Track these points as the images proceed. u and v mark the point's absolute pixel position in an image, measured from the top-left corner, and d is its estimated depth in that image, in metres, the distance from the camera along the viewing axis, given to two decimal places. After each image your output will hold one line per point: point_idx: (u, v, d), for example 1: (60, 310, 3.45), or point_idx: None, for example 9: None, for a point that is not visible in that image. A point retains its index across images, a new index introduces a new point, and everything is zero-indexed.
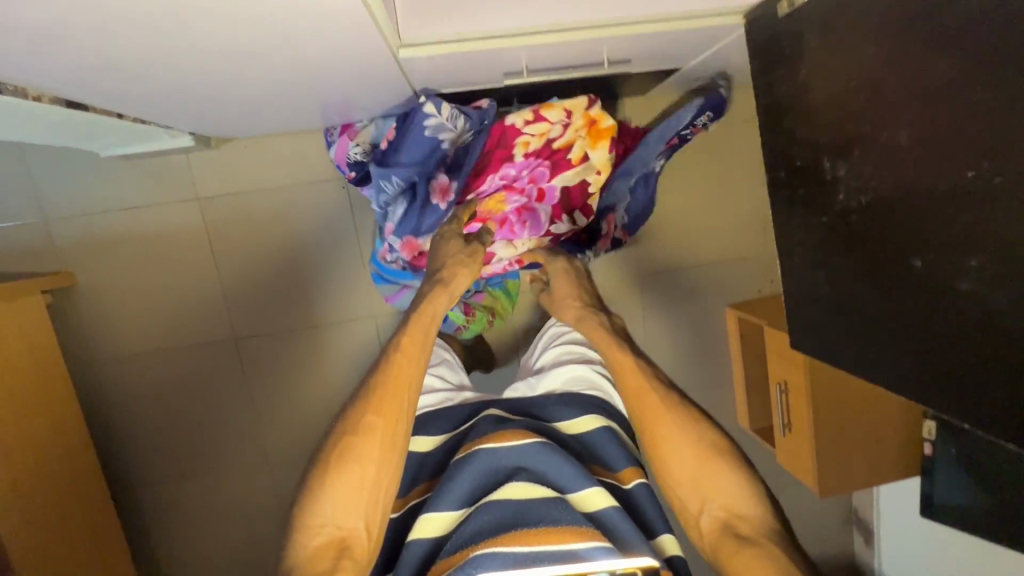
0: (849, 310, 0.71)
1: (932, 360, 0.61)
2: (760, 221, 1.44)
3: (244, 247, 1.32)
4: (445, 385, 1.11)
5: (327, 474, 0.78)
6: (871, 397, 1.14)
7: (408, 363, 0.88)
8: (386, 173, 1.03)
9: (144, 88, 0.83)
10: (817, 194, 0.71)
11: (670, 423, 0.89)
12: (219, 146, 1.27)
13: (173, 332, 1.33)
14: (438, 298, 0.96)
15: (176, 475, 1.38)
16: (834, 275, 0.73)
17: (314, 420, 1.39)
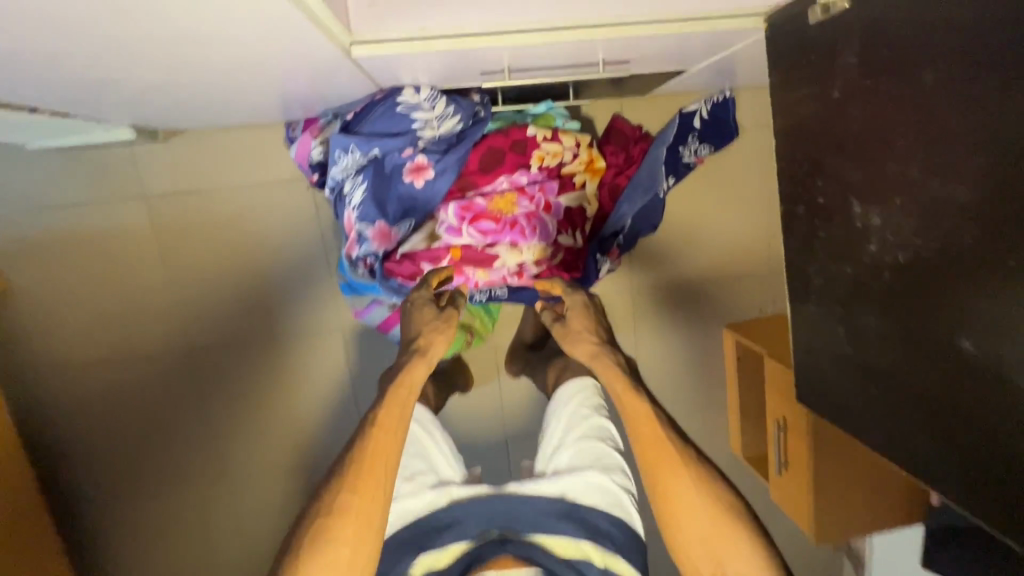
0: (875, 376, 0.61)
1: (975, 456, 0.51)
2: (764, 236, 1.33)
3: (198, 251, 1.19)
4: (430, 483, 0.94)
5: (296, 565, 0.70)
6: (870, 449, 1.06)
7: (388, 442, 0.79)
8: (341, 145, 0.90)
9: (54, 84, 0.70)
10: (843, 240, 0.61)
11: (688, 484, 0.81)
12: (167, 138, 1.14)
13: (120, 343, 1.21)
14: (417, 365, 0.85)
15: (126, 496, 1.28)
16: (859, 334, 0.62)
17: (276, 440, 1.29)
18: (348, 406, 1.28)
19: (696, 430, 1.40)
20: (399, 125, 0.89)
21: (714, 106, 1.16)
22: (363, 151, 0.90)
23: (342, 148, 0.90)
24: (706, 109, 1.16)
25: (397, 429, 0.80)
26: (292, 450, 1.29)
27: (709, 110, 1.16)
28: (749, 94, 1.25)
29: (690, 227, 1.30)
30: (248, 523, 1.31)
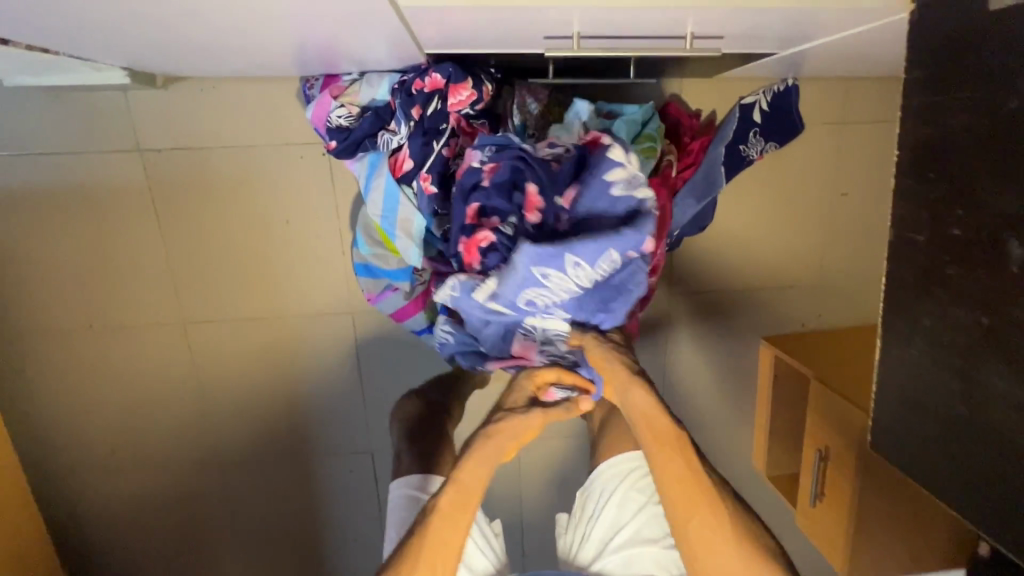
0: (1001, 445, 0.52)
1: None
2: (819, 245, 1.21)
3: (197, 215, 1.07)
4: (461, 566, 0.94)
5: None
6: (918, 493, 0.97)
7: (452, 528, 0.80)
8: (540, 266, 0.70)
9: None
10: (982, 284, 0.50)
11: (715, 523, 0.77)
12: (166, 85, 1.00)
13: (106, 310, 1.11)
14: (483, 455, 0.81)
15: (110, 472, 1.19)
16: (988, 397, 0.52)
17: (276, 423, 1.20)
18: (354, 394, 1.20)
19: (718, 445, 1.32)
20: (605, 220, 0.75)
21: (775, 96, 0.99)
22: (579, 267, 0.71)
23: (541, 272, 0.71)
24: (765, 99, 0.99)
25: (474, 479, 0.82)
26: (291, 436, 1.21)
27: (769, 102, 0.99)
28: (821, 85, 1.11)
29: (740, 229, 1.18)
30: (242, 507, 1.24)
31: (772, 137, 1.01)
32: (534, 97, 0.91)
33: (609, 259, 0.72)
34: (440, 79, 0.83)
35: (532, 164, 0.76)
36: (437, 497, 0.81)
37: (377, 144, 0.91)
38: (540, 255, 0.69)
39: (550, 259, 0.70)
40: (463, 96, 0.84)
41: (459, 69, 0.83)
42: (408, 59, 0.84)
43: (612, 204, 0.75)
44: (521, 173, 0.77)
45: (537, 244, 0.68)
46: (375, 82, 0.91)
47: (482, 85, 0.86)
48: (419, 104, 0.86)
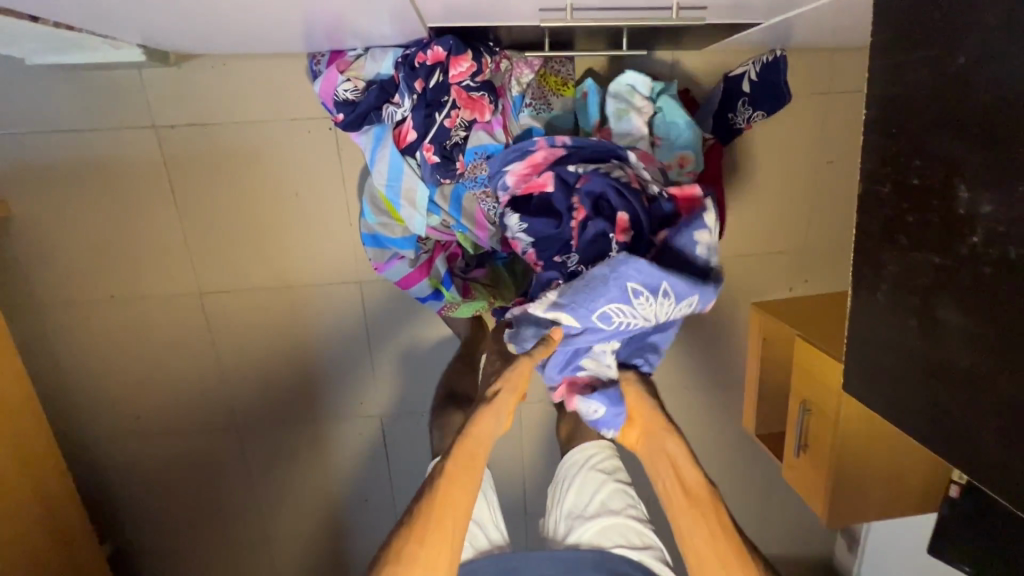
0: (950, 375, 0.58)
1: None
2: (806, 213, 1.26)
3: (210, 188, 1.12)
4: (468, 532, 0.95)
5: None
6: (896, 441, 1.04)
7: (457, 490, 0.76)
8: (632, 286, 0.75)
9: None
10: (936, 226, 0.55)
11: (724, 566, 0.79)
12: (178, 62, 1.04)
13: (125, 280, 1.16)
14: (486, 416, 0.78)
15: (132, 436, 1.26)
16: (940, 332, 0.58)
17: (289, 388, 1.27)
18: (362, 360, 1.26)
19: (710, 406, 1.39)
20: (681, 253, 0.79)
21: (763, 68, 1.06)
22: (658, 300, 0.76)
23: (633, 292, 0.75)
24: (754, 70, 1.07)
25: (483, 442, 0.78)
26: (303, 401, 1.28)
27: (758, 72, 1.07)
28: (808, 57, 1.16)
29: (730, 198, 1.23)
30: (258, 468, 1.31)
31: (760, 106, 1.08)
32: (528, 68, 0.97)
33: (682, 300, 0.77)
34: (442, 52, 0.87)
35: (629, 195, 0.82)
36: (442, 462, 0.77)
37: (383, 117, 0.96)
38: (637, 277, 0.74)
39: (640, 283, 0.75)
40: (463, 67, 0.89)
41: (459, 41, 0.87)
42: (411, 35, 0.89)
43: (691, 257, 0.79)
44: (609, 201, 0.84)
45: (649, 260, 0.73)
46: (379, 57, 0.95)
47: (481, 58, 0.90)
48: (421, 77, 0.90)
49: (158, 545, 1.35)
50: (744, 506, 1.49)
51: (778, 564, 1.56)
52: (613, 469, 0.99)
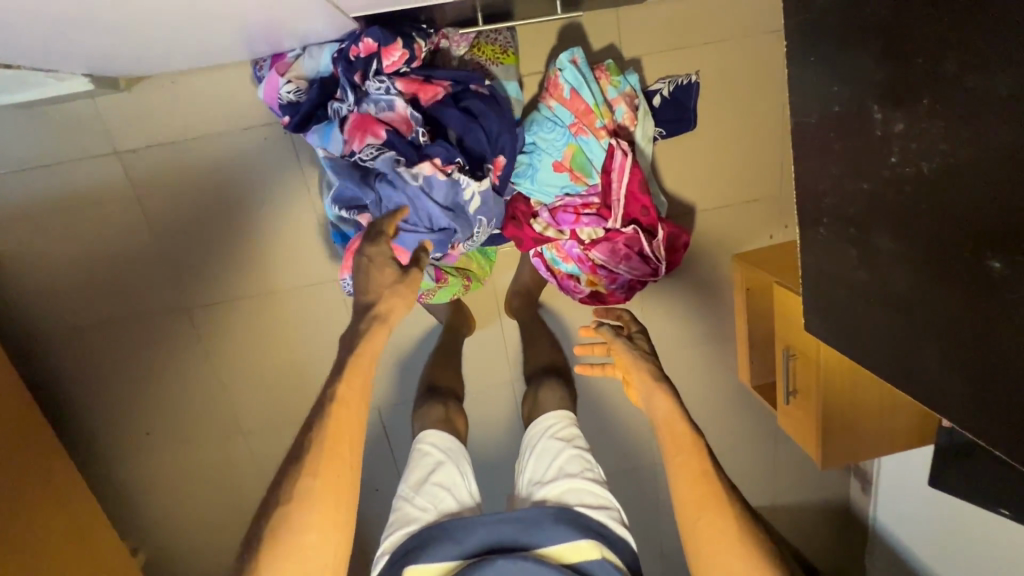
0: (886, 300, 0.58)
1: (981, 381, 0.49)
2: (777, 157, 1.23)
3: (180, 206, 1.15)
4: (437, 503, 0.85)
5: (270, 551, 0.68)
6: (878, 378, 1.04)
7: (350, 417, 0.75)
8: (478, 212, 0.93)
9: None
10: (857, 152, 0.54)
11: (704, 493, 0.77)
12: (129, 86, 1.06)
13: (115, 304, 1.20)
14: (377, 334, 0.80)
15: (146, 451, 1.32)
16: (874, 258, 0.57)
17: (287, 390, 1.30)
18: None
19: (704, 364, 1.37)
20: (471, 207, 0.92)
21: (676, 88, 1.11)
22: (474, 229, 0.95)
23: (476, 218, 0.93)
24: (668, 89, 1.11)
25: (371, 360, 0.78)
26: (302, 401, 1.31)
27: (671, 92, 1.11)
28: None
29: (698, 150, 1.20)
30: (270, 468, 1.36)
31: (663, 124, 1.12)
32: (462, 41, 0.97)
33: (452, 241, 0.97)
34: (373, 44, 0.87)
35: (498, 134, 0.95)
36: (334, 387, 0.75)
37: (328, 116, 0.96)
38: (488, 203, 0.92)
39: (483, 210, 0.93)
40: (396, 56, 0.89)
41: (387, 30, 0.87)
42: (346, 27, 0.90)
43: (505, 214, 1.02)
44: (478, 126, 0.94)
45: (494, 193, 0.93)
46: (317, 54, 0.96)
47: (413, 43, 0.89)
48: (360, 70, 0.90)
49: (190, 552, 1.41)
50: (753, 458, 1.48)
51: (796, 511, 1.55)
52: (572, 437, 0.92)
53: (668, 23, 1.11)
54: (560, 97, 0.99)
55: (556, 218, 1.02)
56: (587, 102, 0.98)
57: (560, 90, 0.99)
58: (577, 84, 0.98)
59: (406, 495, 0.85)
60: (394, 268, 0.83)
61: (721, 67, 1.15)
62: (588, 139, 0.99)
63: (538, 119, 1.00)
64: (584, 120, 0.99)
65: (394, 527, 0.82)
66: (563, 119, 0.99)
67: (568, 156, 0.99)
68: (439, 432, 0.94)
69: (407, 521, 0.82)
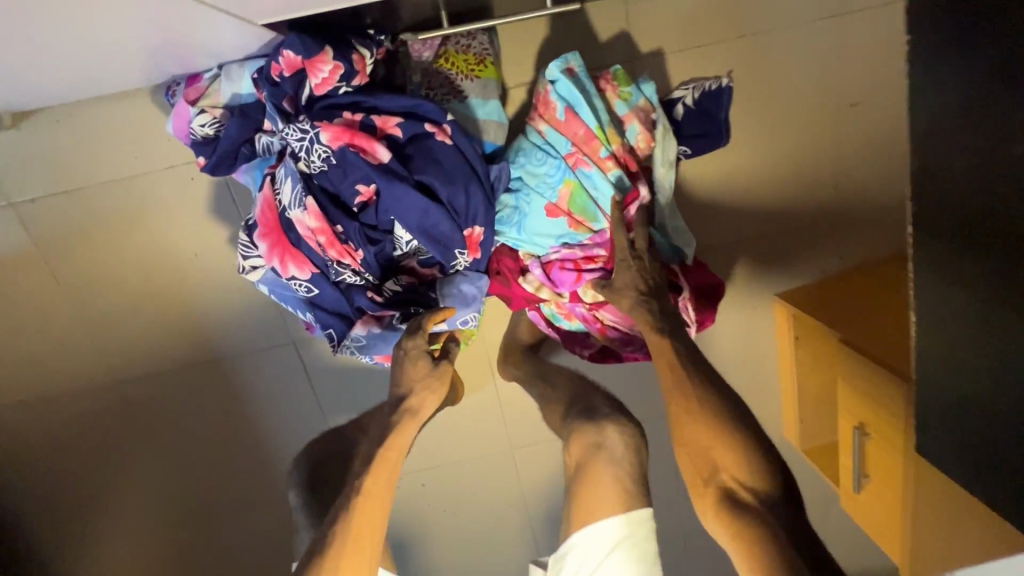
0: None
1: None
2: (828, 172, 0.99)
3: (94, 266, 0.94)
4: None
5: None
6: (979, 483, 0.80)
7: (377, 512, 0.71)
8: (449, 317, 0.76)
9: None
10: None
11: (689, 409, 0.69)
12: (18, 124, 0.86)
13: (26, 383, 1.00)
14: (408, 428, 0.76)
15: (73, 557, 1.09)
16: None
17: (239, 477, 1.08)
18: (318, 430, 1.07)
19: None
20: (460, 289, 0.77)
21: (703, 95, 0.86)
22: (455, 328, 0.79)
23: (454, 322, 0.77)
24: (692, 97, 0.86)
25: (401, 454, 0.75)
26: (259, 487, 1.09)
27: (696, 100, 0.86)
28: None
29: (729, 169, 0.97)
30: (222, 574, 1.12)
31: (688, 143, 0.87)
32: (426, 50, 0.75)
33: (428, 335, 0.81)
34: (295, 57, 0.65)
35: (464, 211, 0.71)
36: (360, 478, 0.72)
37: (257, 152, 0.76)
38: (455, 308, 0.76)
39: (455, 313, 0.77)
40: (325, 72, 0.66)
41: (313, 40, 0.65)
42: (266, 36, 0.68)
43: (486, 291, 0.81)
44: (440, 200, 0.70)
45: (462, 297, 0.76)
46: (236, 75, 0.74)
47: (351, 55, 0.67)
48: (290, 93, 0.69)
49: None
50: None
51: None
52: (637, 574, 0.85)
53: (690, 14, 0.88)
54: (553, 119, 0.77)
55: (551, 276, 0.81)
56: (587, 124, 0.75)
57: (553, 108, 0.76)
58: (573, 101, 0.75)
59: None
60: (426, 361, 0.76)
61: (755, 64, 0.92)
62: (589, 171, 0.76)
63: (524, 147, 0.79)
64: (584, 147, 0.76)
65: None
66: (557, 146, 0.77)
67: (566, 194, 0.77)
68: None
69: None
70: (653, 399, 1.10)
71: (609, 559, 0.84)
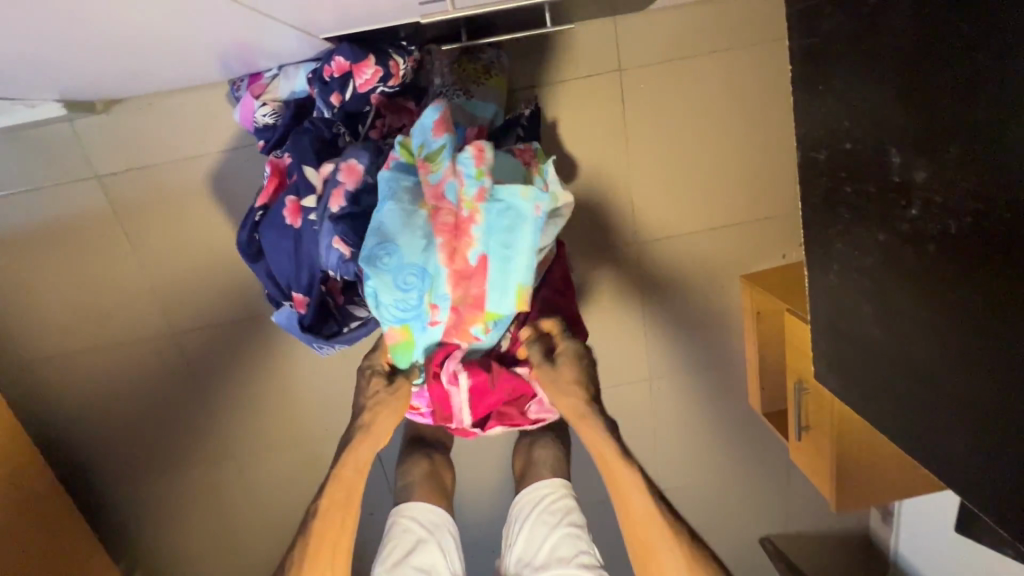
0: (921, 373, 0.49)
1: (1001, 472, 0.44)
2: (788, 172, 1.14)
3: (160, 231, 1.12)
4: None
5: None
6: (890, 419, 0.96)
7: (337, 527, 0.81)
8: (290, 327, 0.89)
9: None
10: (852, 195, 0.50)
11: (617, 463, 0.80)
12: (107, 109, 1.03)
13: (98, 328, 1.18)
14: (362, 444, 0.82)
15: (134, 477, 1.29)
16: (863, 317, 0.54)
17: (275, 417, 1.27)
18: (343, 379, 1.25)
19: (713, 391, 1.30)
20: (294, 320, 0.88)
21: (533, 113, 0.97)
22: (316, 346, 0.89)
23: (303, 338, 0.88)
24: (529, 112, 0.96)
25: (351, 472, 0.82)
26: (292, 425, 1.28)
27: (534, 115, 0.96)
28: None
29: (703, 166, 1.12)
30: (260, 495, 1.34)
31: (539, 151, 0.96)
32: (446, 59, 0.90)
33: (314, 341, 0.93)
34: (345, 62, 0.82)
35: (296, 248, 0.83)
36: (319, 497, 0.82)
37: None
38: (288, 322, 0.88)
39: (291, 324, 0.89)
40: (368, 74, 0.83)
41: (358, 48, 0.81)
42: (320, 46, 0.85)
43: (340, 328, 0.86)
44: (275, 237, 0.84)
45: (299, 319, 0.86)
46: (292, 75, 0.91)
47: (389, 60, 0.84)
48: (336, 90, 0.85)
49: None
50: (763, 489, 1.40)
51: (811, 545, 1.47)
52: (567, 511, 0.86)
53: (670, 31, 1.04)
54: (462, 261, 0.75)
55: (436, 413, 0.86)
56: (480, 288, 0.76)
57: (472, 251, 0.75)
58: (485, 251, 0.75)
59: None
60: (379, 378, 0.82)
61: (728, 77, 1.07)
62: (435, 332, 0.79)
63: (393, 264, 0.72)
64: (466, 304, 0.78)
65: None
66: (435, 286, 0.75)
67: (395, 338, 0.78)
68: (418, 508, 0.88)
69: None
70: (632, 366, 1.26)
71: (539, 513, 0.87)
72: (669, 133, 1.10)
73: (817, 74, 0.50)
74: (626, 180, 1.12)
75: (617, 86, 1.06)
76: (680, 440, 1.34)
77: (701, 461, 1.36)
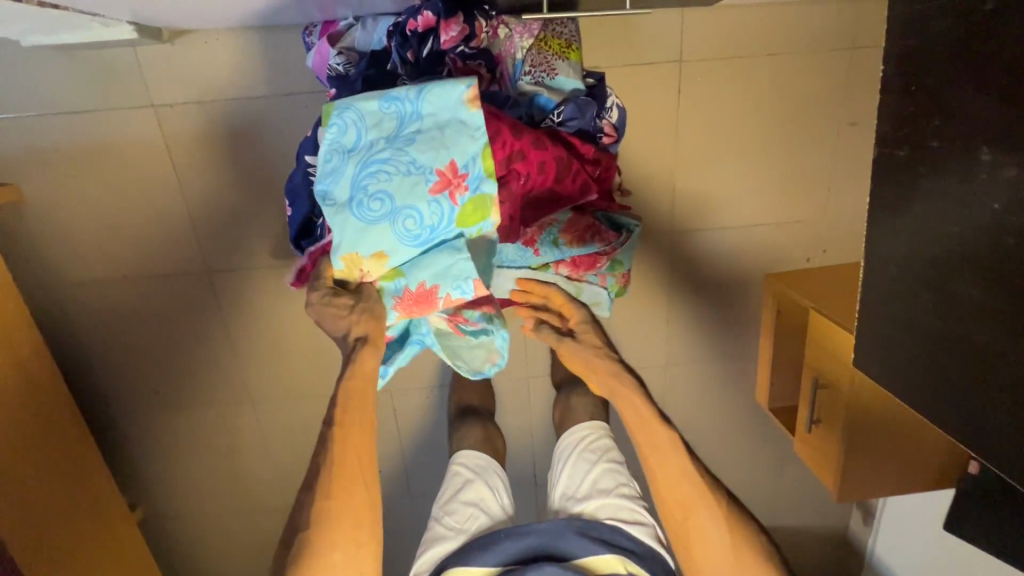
0: (983, 355, 0.54)
1: None
2: (822, 178, 1.19)
3: (208, 169, 1.12)
4: (475, 515, 0.92)
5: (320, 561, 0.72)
6: (903, 418, 1.02)
7: (358, 453, 0.76)
8: (300, 243, 0.97)
9: None
10: (933, 190, 0.54)
11: (663, 444, 0.85)
12: (172, 39, 1.03)
13: (133, 260, 1.18)
14: (366, 357, 0.75)
15: (152, 410, 1.31)
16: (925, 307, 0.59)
17: (299, 365, 1.29)
18: None
19: (724, 382, 1.36)
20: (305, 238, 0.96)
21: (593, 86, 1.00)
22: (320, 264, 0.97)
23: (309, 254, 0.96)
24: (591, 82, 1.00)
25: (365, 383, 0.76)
26: (315, 374, 1.30)
27: (593, 86, 1.00)
28: (828, 7, 1.08)
29: (744, 164, 1.17)
30: (276, 440, 1.36)
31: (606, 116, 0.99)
32: (526, 33, 0.94)
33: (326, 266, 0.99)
34: (432, 17, 0.84)
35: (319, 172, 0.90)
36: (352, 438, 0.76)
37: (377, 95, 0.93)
38: (297, 238, 0.96)
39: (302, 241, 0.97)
40: (455, 32, 0.84)
41: (448, 4, 0.84)
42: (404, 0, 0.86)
43: None
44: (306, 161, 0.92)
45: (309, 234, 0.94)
46: (371, 28, 0.93)
47: (474, 21, 0.86)
48: (414, 46, 0.86)
49: (193, 514, 1.42)
50: (756, 481, 1.47)
51: (792, 538, 1.55)
52: (603, 450, 0.98)
53: (733, 30, 1.08)
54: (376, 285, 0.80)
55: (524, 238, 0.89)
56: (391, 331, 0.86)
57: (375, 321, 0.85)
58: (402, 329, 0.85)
59: (438, 515, 0.92)
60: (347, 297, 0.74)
61: (780, 79, 1.11)
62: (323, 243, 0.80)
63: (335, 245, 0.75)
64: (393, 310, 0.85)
65: (430, 546, 0.89)
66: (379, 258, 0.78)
67: None
68: (468, 454, 1.01)
69: (440, 538, 0.89)
70: (652, 350, 1.31)
71: (575, 456, 0.99)
72: (718, 127, 1.14)
73: (911, 78, 0.54)
74: (670, 168, 1.16)
75: (674, 77, 1.09)
76: (688, 425, 1.39)
77: (705, 447, 1.42)
